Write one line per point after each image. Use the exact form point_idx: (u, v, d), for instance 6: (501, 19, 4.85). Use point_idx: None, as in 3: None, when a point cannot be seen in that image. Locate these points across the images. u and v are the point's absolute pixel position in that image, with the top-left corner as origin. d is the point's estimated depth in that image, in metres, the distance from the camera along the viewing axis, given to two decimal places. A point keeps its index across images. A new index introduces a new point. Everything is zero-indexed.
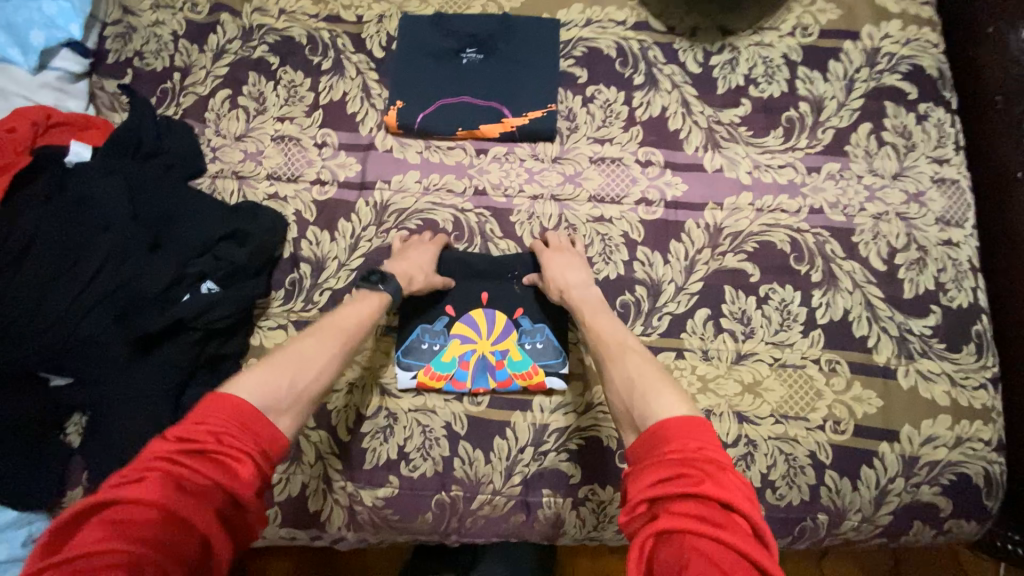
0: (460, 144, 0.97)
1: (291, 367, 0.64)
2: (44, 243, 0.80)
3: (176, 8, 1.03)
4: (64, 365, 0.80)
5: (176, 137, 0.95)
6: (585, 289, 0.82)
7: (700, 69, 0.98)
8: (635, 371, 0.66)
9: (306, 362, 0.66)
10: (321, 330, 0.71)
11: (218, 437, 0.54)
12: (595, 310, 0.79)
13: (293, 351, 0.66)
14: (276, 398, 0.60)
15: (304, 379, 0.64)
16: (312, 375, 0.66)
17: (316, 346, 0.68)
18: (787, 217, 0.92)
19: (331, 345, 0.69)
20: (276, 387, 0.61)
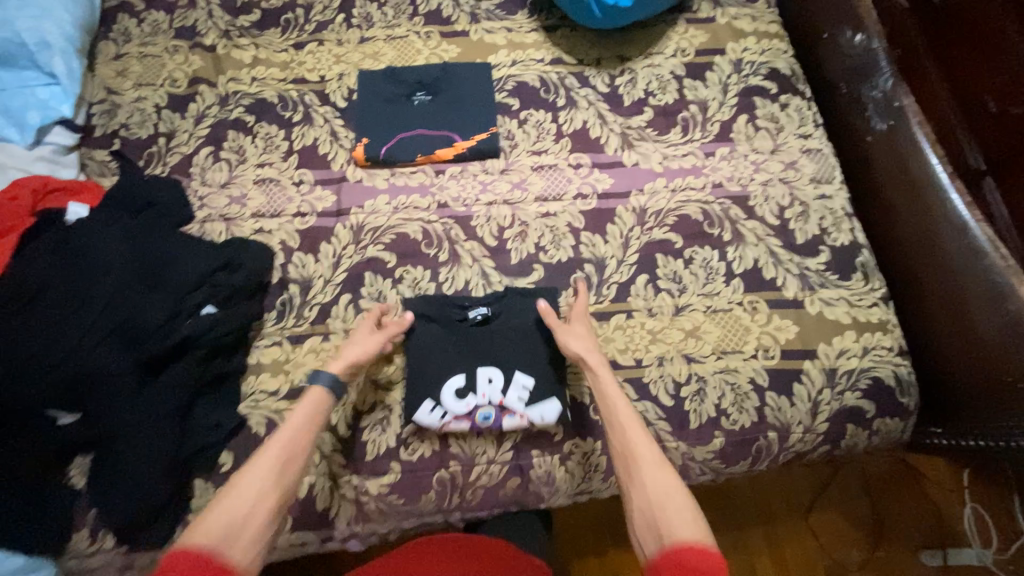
0: (420, 169, 1.13)
1: (237, 493, 0.73)
2: (49, 292, 0.89)
3: (157, 85, 1.19)
4: (72, 401, 0.87)
5: (164, 191, 1.07)
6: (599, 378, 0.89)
7: (608, 89, 1.21)
8: (649, 477, 0.75)
9: (251, 489, 0.73)
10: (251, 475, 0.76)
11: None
12: (603, 370, 0.89)
13: (226, 510, 0.71)
14: (231, 527, 0.70)
15: (255, 505, 0.73)
16: (260, 495, 0.74)
17: (256, 474, 0.75)
18: (696, 193, 1.13)
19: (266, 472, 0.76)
20: (229, 519, 0.70)
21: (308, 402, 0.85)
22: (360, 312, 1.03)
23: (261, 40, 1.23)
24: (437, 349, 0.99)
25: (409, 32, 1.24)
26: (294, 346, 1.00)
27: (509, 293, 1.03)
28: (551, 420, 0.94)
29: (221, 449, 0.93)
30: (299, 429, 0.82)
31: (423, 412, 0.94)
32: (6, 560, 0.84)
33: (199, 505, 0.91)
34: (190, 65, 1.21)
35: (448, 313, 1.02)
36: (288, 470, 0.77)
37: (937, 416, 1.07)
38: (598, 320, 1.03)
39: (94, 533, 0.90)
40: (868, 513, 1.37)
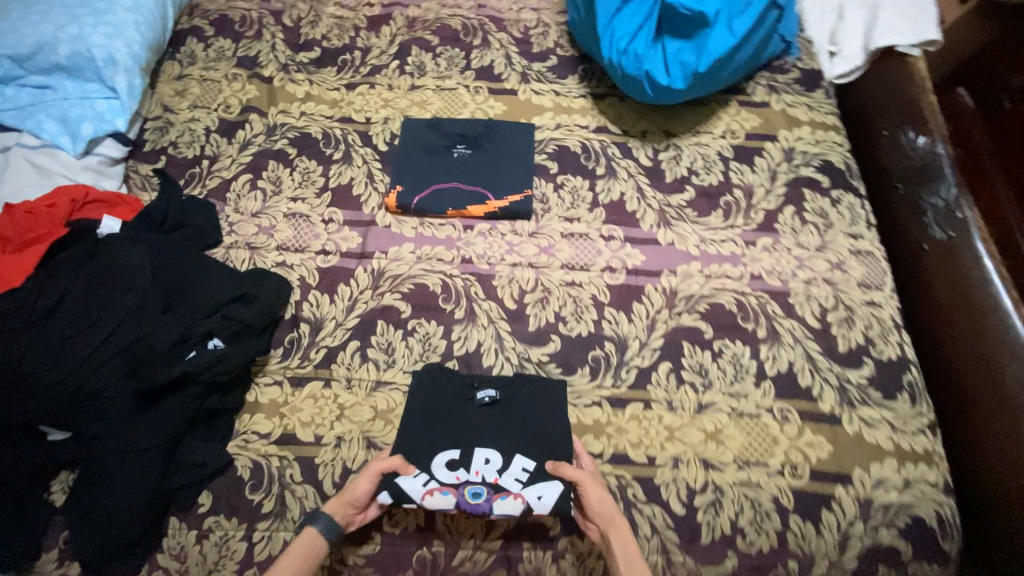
0: (449, 222, 1.12)
1: None
2: (69, 302, 0.88)
3: (211, 109, 1.22)
4: (64, 420, 0.84)
5: (198, 213, 1.08)
6: (605, 507, 0.82)
7: (650, 163, 1.18)
8: None
9: None
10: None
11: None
12: (613, 527, 0.81)
13: None
14: None
15: None
16: None
17: None
18: (733, 282, 1.07)
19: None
20: None
21: (300, 550, 0.79)
22: (366, 362, 0.99)
23: (316, 77, 1.27)
24: (437, 423, 0.92)
25: (459, 85, 1.25)
26: (294, 389, 0.97)
27: (519, 377, 0.97)
28: (549, 506, 0.85)
29: (201, 489, 0.89)
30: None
31: (409, 478, 0.85)
32: None
33: (167, 547, 0.86)
34: (246, 94, 1.25)
35: (456, 388, 0.95)
36: None
37: (983, 569, 0.94)
38: (612, 406, 0.96)
39: (60, 559, 0.86)
40: None
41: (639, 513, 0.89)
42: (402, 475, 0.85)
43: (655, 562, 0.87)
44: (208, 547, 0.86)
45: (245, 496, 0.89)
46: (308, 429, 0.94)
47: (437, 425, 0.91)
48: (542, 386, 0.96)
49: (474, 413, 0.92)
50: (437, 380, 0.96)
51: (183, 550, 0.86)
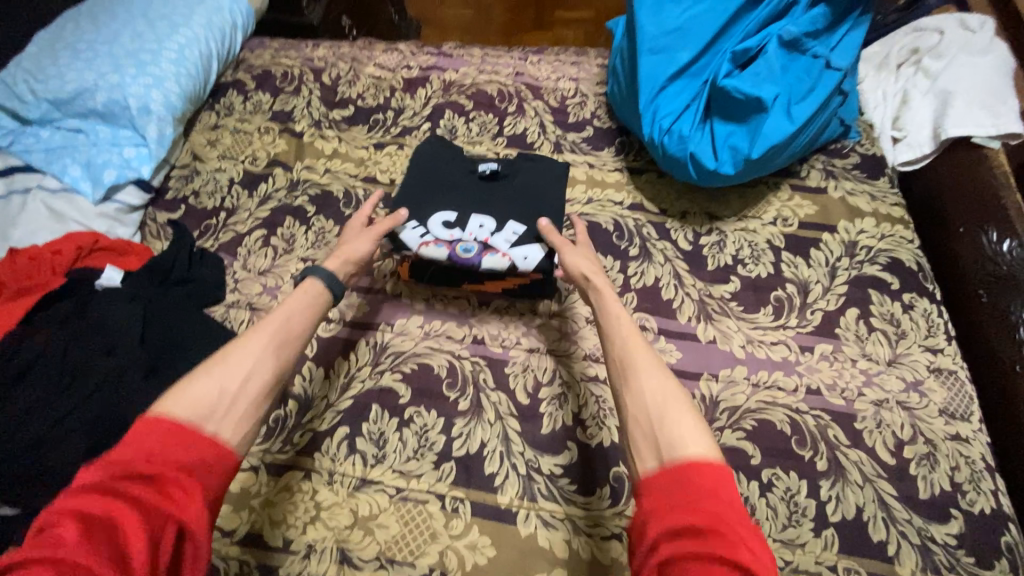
0: (465, 295, 1.02)
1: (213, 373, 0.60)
2: (50, 361, 0.84)
3: (238, 160, 1.21)
4: (11, 497, 0.75)
5: (203, 268, 1.03)
6: (612, 304, 0.73)
7: (691, 247, 1.07)
8: (652, 386, 0.59)
9: (241, 367, 0.61)
10: (239, 354, 0.62)
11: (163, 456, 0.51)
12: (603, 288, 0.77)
13: (192, 389, 0.58)
14: (211, 405, 0.57)
15: (222, 400, 0.58)
16: (249, 377, 0.61)
17: (247, 349, 0.63)
18: (784, 395, 0.92)
19: (250, 359, 0.62)
20: (206, 393, 0.57)
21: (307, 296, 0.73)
22: (353, 453, 0.87)
23: (346, 135, 1.25)
24: (450, 161, 1.04)
25: (489, 151, 1.20)
26: (270, 479, 0.85)
27: (520, 160, 1.04)
28: (532, 264, 0.90)
29: None
30: (287, 324, 0.67)
31: (408, 230, 0.91)
32: None
33: None
34: (274, 147, 1.23)
35: (456, 175, 1.02)
36: (279, 358, 0.64)
37: None
38: None
39: None
40: None
41: None
42: (402, 227, 0.92)
43: None
44: None
45: None
46: (278, 530, 0.82)
47: (437, 186, 0.99)
48: (542, 165, 1.03)
49: (473, 182, 1.00)
50: (441, 153, 1.05)
51: None
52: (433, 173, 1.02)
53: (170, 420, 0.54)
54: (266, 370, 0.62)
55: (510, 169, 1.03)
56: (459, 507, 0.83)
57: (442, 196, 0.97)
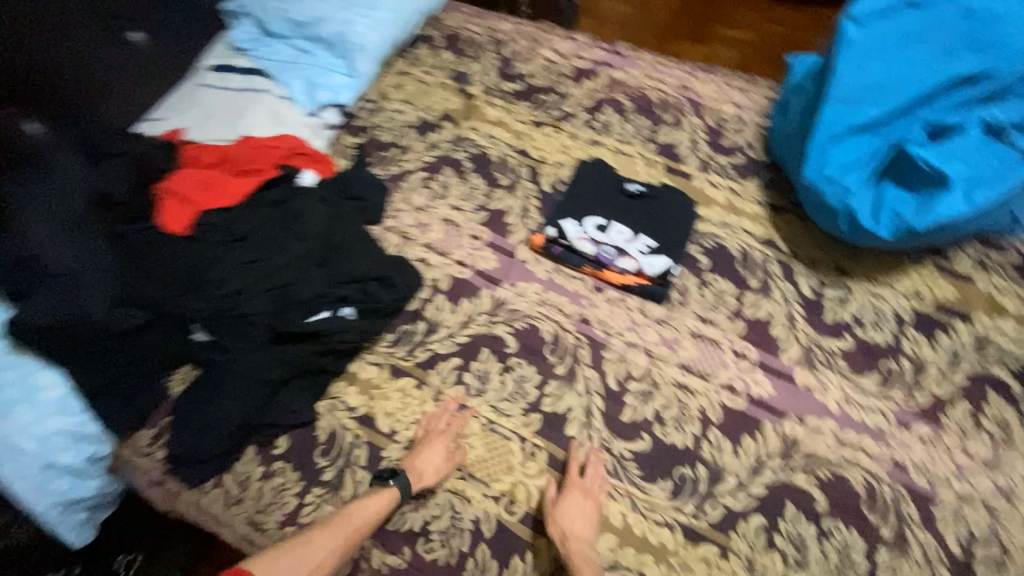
0: (583, 277, 1.11)
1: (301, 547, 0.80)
2: (258, 232, 1.00)
3: (416, 108, 1.37)
4: (213, 326, 0.93)
5: (373, 190, 1.19)
6: (592, 486, 0.89)
7: (811, 295, 1.09)
8: None
9: (317, 557, 0.79)
10: (312, 552, 0.80)
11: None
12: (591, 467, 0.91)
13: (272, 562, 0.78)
14: None
15: (308, 568, 0.78)
16: (319, 565, 0.79)
17: (324, 539, 0.81)
18: (867, 460, 0.93)
19: (310, 574, 0.78)
20: (284, 570, 0.77)
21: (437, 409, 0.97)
22: (459, 380, 1.01)
23: (511, 107, 1.37)
24: (608, 176, 1.21)
25: (637, 153, 1.27)
26: (389, 377, 1.01)
27: (664, 186, 1.19)
28: (656, 271, 1.07)
29: (282, 432, 0.94)
30: (358, 524, 0.83)
31: (570, 226, 1.13)
32: (87, 423, 0.88)
33: (235, 471, 0.92)
34: (448, 104, 1.38)
35: (608, 186, 1.20)
36: (344, 549, 0.81)
37: None
38: (686, 537, 0.86)
39: (154, 440, 0.93)
40: None
41: None
42: (564, 222, 1.14)
43: None
44: (267, 488, 0.91)
45: (313, 456, 0.93)
46: (387, 420, 0.97)
47: (593, 196, 1.18)
48: (677, 197, 1.17)
49: (622, 198, 1.17)
50: (599, 170, 1.22)
51: (246, 480, 0.92)
52: (591, 182, 1.20)
53: None
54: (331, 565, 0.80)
55: (653, 193, 1.18)
56: (536, 453, 0.93)
57: (595, 205, 1.17)
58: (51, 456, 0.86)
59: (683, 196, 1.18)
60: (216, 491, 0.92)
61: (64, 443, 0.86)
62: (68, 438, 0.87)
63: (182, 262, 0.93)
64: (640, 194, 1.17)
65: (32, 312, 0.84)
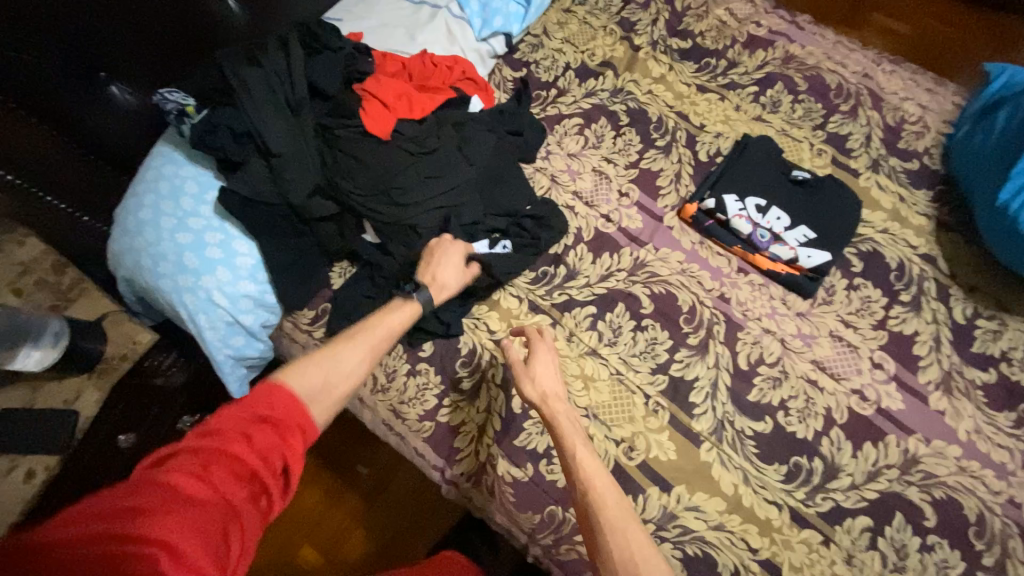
0: (728, 256, 1.10)
1: (324, 361, 0.75)
2: (437, 150, 1.02)
3: (578, 49, 1.33)
4: (386, 232, 1.00)
5: (532, 127, 1.19)
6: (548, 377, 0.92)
7: (963, 321, 1.05)
8: (592, 469, 0.78)
9: (345, 367, 0.76)
10: (337, 365, 0.76)
11: (276, 419, 0.62)
12: (546, 358, 0.95)
13: (306, 372, 0.71)
14: (319, 388, 0.71)
15: (337, 379, 0.74)
16: (348, 375, 0.76)
17: (350, 355, 0.79)
18: (986, 492, 0.93)
19: (344, 382, 0.74)
20: (316, 379, 0.71)
21: (405, 304, 0.91)
22: (592, 329, 1.05)
23: (676, 66, 1.31)
24: (774, 157, 1.16)
25: (804, 139, 1.21)
26: (527, 312, 1.06)
27: (830, 179, 1.14)
28: (812, 265, 1.06)
29: (428, 339, 1.02)
30: (383, 337, 0.85)
31: (729, 200, 1.11)
32: (269, 293, 1.00)
33: (385, 364, 1.02)
34: (611, 50, 1.33)
35: (771, 167, 1.15)
36: (368, 363, 0.81)
37: None
38: (790, 518, 0.91)
39: (315, 320, 1.04)
40: None
41: None
42: (724, 195, 1.12)
43: None
44: (411, 385, 1.00)
45: (455, 367, 1.01)
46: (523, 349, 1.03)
47: (755, 174, 1.14)
48: (843, 194, 1.12)
49: (785, 183, 1.13)
50: (765, 148, 1.17)
51: (394, 374, 1.01)
52: (755, 160, 1.15)
53: (286, 387, 0.66)
54: (359, 373, 0.78)
55: (818, 185, 1.13)
56: (659, 411, 0.98)
57: (756, 184, 1.13)
58: (238, 314, 0.97)
59: (848, 193, 1.13)
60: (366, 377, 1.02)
61: (250, 306, 0.98)
62: (253, 303, 0.98)
63: (369, 166, 0.98)
64: (803, 182, 1.12)
65: (246, 185, 0.93)
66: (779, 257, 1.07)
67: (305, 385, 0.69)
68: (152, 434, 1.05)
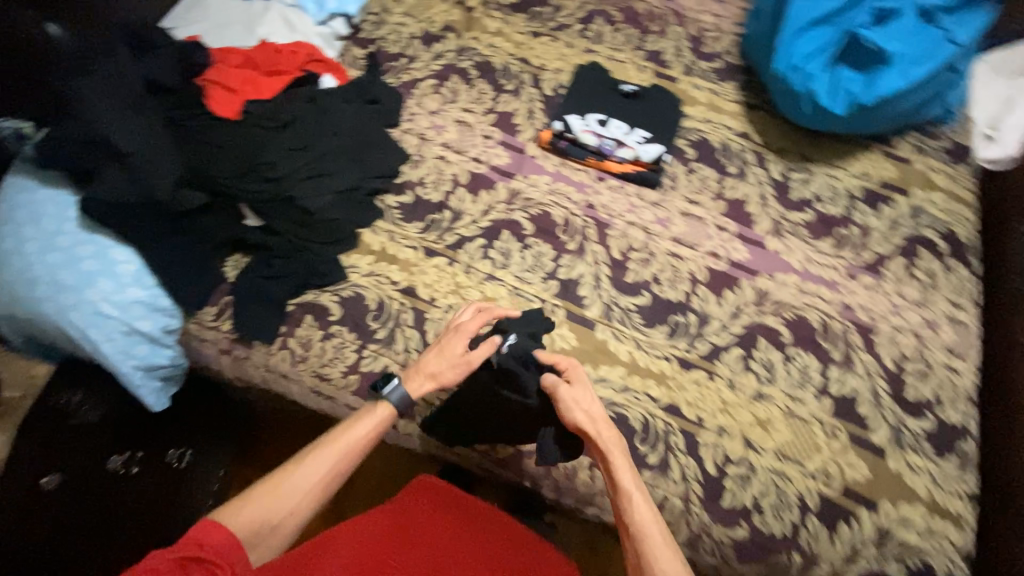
0: (586, 169, 1.25)
1: (283, 482, 0.80)
2: (296, 125, 1.10)
3: (419, 20, 1.42)
4: (266, 210, 1.05)
5: (391, 95, 1.27)
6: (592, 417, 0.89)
7: (780, 179, 1.26)
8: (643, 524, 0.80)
9: (300, 489, 0.80)
10: (297, 480, 0.80)
11: (207, 557, 0.67)
12: (581, 403, 0.89)
13: (263, 504, 0.78)
14: (266, 518, 0.77)
15: (288, 507, 0.79)
16: (304, 495, 0.80)
17: (313, 467, 0.81)
18: (824, 304, 1.13)
19: (297, 501, 0.80)
20: (259, 513, 0.77)
21: (379, 413, 0.89)
22: (485, 258, 1.15)
23: (510, 19, 1.45)
24: (603, 78, 1.34)
25: (629, 60, 1.39)
26: (424, 257, 1.14)
27: (653, 87, 1.33)
28: (650, 157, 1.23)
29: (334, 302, 1.07)
30: (356, 444, 0.85)
31: (573, 119, 1.27)
32: (161, 297, 1.00)
33: (296, 336, 1.05)
34: (449, 16, 1.44)
35: (603, 87, 1.32)
36: (332, 474, 0.82)
37: None
38: (680, 365, 1.07)
39: (217, 315, 1.05)
40: None
41: (676, 459, 0.99)
42: (569, 116, 1.27)
43: (675, 504, 0.97)
44: (328, 348, 1.04)
45: (366, 321, 1.06)
46: (427, 290, 1.10)
47: (591, 95, 1.31)
48: (666, 98, 1.32)
49: (617, 97, 1.31)
50: (595, 73, 1.34)
51: (307, 342, 1.05)
52: (589, 83, 1.33)
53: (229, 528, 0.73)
54: (320, 489, 0.81)
55: (645, 94, 1.32)
56: (556, 311, 1.11)
57: (593, 103, 1.30)
58: (133, 321, 0.97)
59: (669, 95, 1.32)
60: (281, 353, 1.05)
61: (143, 312, 0.98)
62: (146, 308, 0.99)
63: (232, 150, 1.04)
64: (631, 94, 1.31)
65: (108, 189, 0.94)
66: (625, 159, 1.24)
67: (252, 512, 0.76)
68: (84, 476, 1.00)
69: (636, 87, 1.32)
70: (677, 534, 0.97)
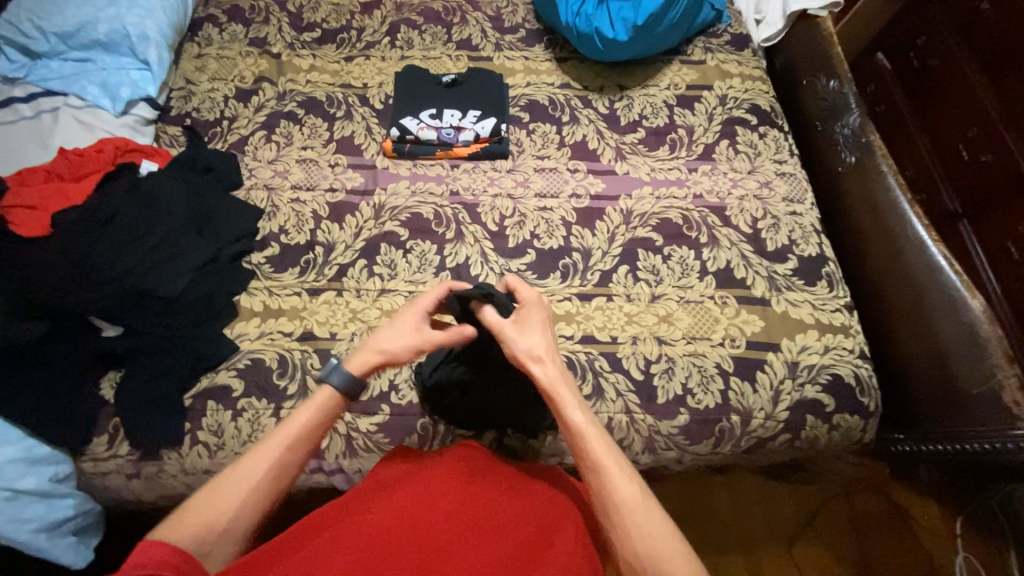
0: (439, 162, 1.31)
1: (232, 475, 0.75)
2: (122, 216, 1.06)
3: (228, 80, 1.40)
4: (122, 314, 1.01)
5: (224, 160, 1.25)
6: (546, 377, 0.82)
7: (608, 111, 1.39)
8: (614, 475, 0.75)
9: (246, 479, 0.74)
10: (243, 470, 0.75)
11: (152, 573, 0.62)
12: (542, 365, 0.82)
13: (212, 502, 0.72)
14: (214, 520, 0.72)
15: (239, 504, 0.73)
16: (250, 485, 0.74)
17: (257, 458, 0.76)
18: (679, 201, 1.27)
19: (247, 491, 0.74)
20: (209, 512, 0.72)
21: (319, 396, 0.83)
22: (372, 276, 1.16)
23: (319, 52, 1.47)
24: (423, 76, 1.40)
25: (443, 55, 1.46)
26: (311, 298, 1.13)
27: (470, 70, 1.41)
28: (488, 131, 1.30)
29: (234, 377, 1.03)
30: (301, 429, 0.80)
31: (408, 121, 1.31)
32: (37, 446, 0.93)
33: (205, 425, 1.00)
34: (257, 67, 1.43)
35: (426, 85, 1.38)
36: (285, 461, 0.77)
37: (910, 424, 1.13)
38: (580, 300, 1.14)
39: (110, 442, 0.98)
40: (814, 506, 1.45)
41: (606, 380, 1.07)
42: (403, 120, 1.32)
43: (620, 419, 1.04)
44: (242, 423, 1.01)
45: (273, 381, 1.04)
46: (324, 327, 1.10)
47: (416, 95, 1.37)
48: (485, 75, 1.40)
49: (441, 89, 1.37)
50: (414, 74, 1.40)
51: (220, 427, 1.00)
52: (412, 85, 1.38)
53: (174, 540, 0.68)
54: (269, 480, 0.76)
55: (465, 78, 1.39)
56: None
57: (422, 101, 1.36)
58: (12, 483, 0.88)
59: (486, 72, 1.41)
60: (196, 450, 0.99)
61: (20, 470, 0.89)
62: (23, 465, 0.90)
63: (58, 266, 0.98)
64: (452, 82, 1.38)
65: None
66: (468, 142, 1.31)
67: (197, 515, 0.71)
68: None
69: (455, 76, 1.39)
70: (633, 444, 1.04)
